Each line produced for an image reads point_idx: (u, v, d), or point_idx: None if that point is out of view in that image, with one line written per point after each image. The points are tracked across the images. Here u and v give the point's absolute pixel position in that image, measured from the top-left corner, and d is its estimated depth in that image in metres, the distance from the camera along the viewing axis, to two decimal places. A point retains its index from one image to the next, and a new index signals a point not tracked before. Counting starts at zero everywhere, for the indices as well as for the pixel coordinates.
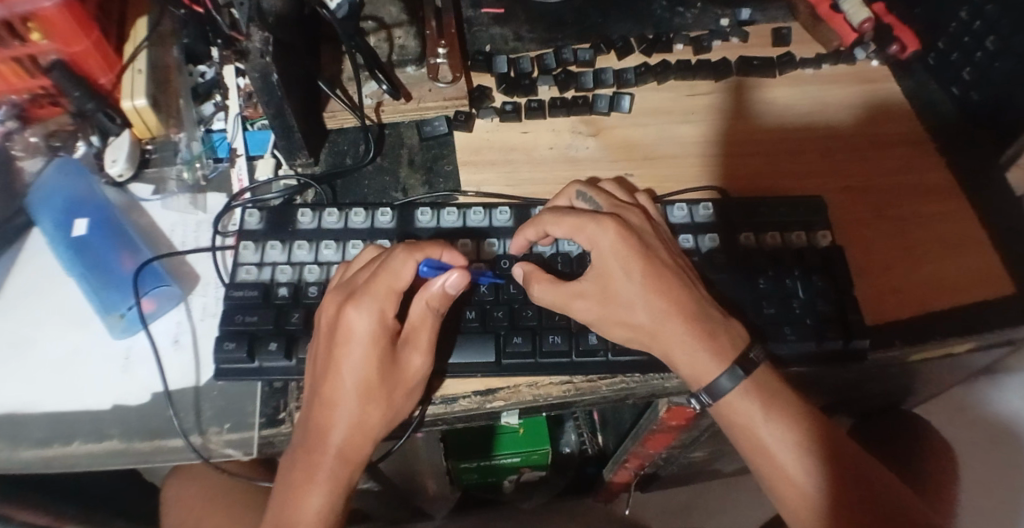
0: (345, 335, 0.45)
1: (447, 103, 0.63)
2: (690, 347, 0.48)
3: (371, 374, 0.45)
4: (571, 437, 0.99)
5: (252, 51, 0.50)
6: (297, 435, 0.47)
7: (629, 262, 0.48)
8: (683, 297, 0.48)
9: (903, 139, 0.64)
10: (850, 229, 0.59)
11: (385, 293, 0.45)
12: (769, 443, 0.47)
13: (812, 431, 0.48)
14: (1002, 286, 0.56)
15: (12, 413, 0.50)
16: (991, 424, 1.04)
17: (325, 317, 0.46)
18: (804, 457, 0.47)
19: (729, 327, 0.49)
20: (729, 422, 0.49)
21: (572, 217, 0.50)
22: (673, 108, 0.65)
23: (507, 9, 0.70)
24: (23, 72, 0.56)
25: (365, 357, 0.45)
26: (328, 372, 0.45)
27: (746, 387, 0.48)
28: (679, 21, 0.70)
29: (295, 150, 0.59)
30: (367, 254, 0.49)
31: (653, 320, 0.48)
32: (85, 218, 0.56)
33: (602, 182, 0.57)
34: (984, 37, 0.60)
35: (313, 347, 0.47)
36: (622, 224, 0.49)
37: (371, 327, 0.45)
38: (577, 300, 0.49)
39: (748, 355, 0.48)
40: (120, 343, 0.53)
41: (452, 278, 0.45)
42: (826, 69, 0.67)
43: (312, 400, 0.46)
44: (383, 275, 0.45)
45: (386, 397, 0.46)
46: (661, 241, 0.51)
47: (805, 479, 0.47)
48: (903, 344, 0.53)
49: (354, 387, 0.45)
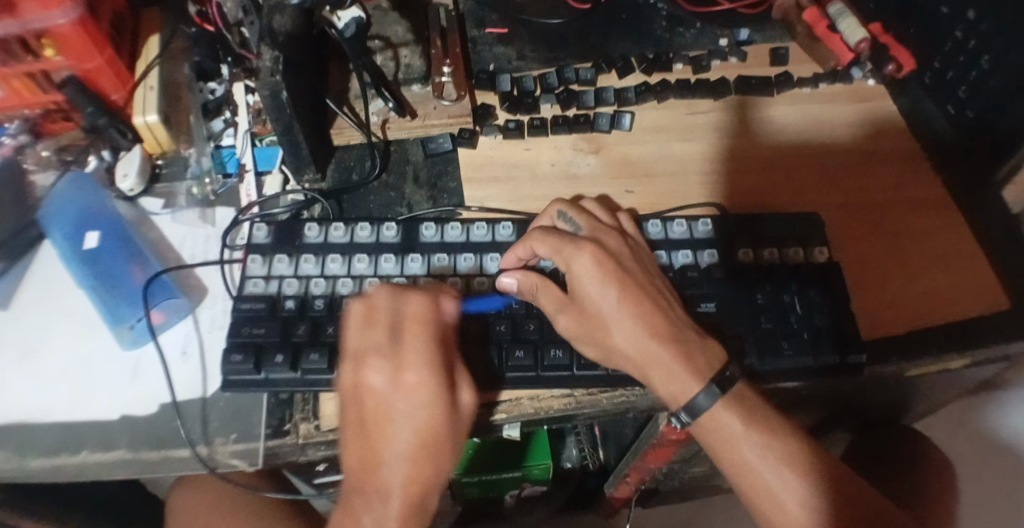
0: (400, 396, 0.45)
1: (451, 121, 0.64)
2: (668, 368, 0.48)
3: (435, 423, 0.45)
4: (572, 452, 0.96)
5: (263, 69, 0.52)
6: (350, 505, 0.45)
7: (606, 284, 0.50)
8: (660, 316, 0.49)
9: (896, 156, 0.65)
10: (847, 245, 0.59)
11: (429, 346, 0.46)
12: (751, 456, 0.48)
13: (792, 444, 0.48)
14: (999, 301, 0.57)
15: (23, 422, 0.51)
16: (992, 440, 1.04)
17: (369, 379, 0.46)
18: (787, 472, 0.47)
19: (704, 346, 0.50)
20: (710, 440, 0.49)
21: (553, 238, 0.52)
22: (673, 126, 0.66)
23: (510, 29, 0.72)
24: (35, 88, 0.58)
25: (425, 410, 0.45)
26: (384, 433, 0.45)
27: (731, 406, 0.48)
28: (679, 42, 0.71)
29: (303, 166, 0.60)
30: (357, 309, 0.48)
31: (638, 336, 0.49)
32: (97, 231, 0.57)
33: (584, 200, 0.58)
34: (978, 56, 0.61)
35: (352, 415, 0.46)
36: (599, 248, 0.51)
37: (429, 383, 0.45)
38: (564, 313, 0.50)
39: (724, 373, 0.49)
40: (129, 355, 0.54)
41: (447, 308, 0.48)
42: (823, 87, 0.69)
43: (370, 464, 0.45)
44: (419, 327, 0.47)
45: (449, 448, 0.45)
46: (638, 263, 0.52)
47: (789, 496, 0.47)
48: (900, 359, 0.54)
49: (416, 445, 0.45)
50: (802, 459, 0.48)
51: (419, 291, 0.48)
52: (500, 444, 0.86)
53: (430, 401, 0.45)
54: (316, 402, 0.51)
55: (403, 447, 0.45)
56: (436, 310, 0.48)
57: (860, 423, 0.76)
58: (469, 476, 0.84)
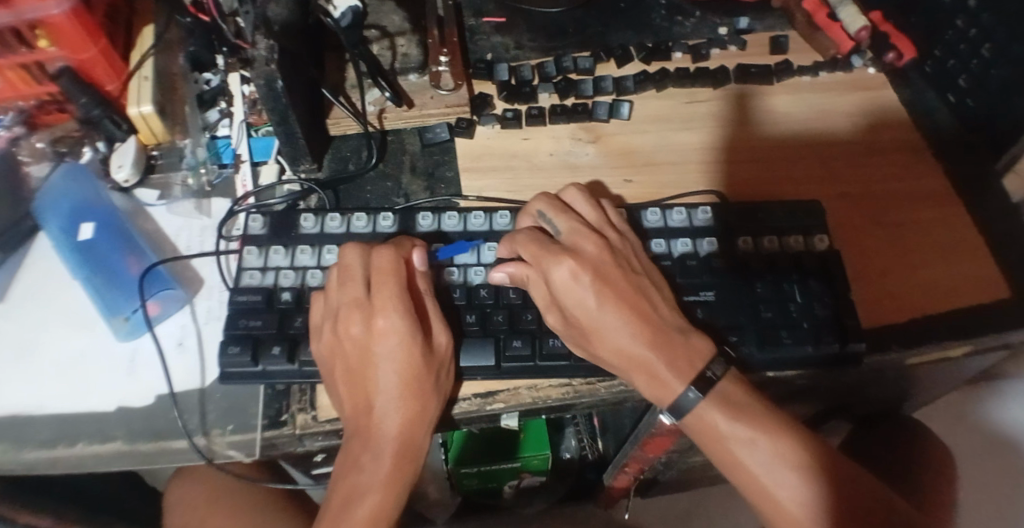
0: (380, 343, 0.48)
1: (449, 111, 0.63)
2: (655, 371, 0.47)
3: (415, 363, 0.47)
4: (571, 443, 0.97)
5: (258, 58, 0.51)
6: (352, 448, 0.48)
7: (584, 295, 0.48)
8: (644, 325, 0.48)
9: (899, 147, 0.64)
10: (848, 236, 0.59)
11: (401, 295, 0.49)
12: (740, 449, 0.46)
13: (785, 436, 0.47)
14: (1000, 291, 0.56)
15: (19, 414, 0.51)
16: (992, 431, 1.04)
17: (349, 330, 0.48)
18: (778, 465, 0.46)
19: (688, 344, 0.48)
20: (699, 436, 0.48)
21: (535, 246, 0.50)
22: (672, 116, 0.65)
23: (508, 18, 0.71)
24: (30, 79, 0.57)
25: (402, 352, 0.47)
26: (371, 377, 0.48)
27: (720, 406, 0.47)
28: (679, 31, 0.71)
29: (299, 156, 0.60)
30: (335, 275, 0.50)
31: (626, 346, 0.47)
32: (91, 222, 0.56)
33: (564, 191, 0.56)
34: (980, 45, 0.61)
35: (339, 367, 0.48)
36: (577, 259, 0.49)
37: (404, 327, 0.48)
38: (552, 311, 0.50)
39: (705, 375, 0.47)
40: (125, 346, 0.54)
41: (414, 258, 0.51)
42: (824, 76, 0.68)
43: (363, 410, 0.48)
44: (388, 278, 0.49)
45: (432, 387, 0.48)
46: (620, 270, 0.50)
47: (780, 489, 0.45)
48: (899, 348, 0.53)
49: (401, 384, 0.47)
50: (795, 452, 0.46)
51: (386, 245, 0.51)
52: (500, 438, 0.87)
53: (405, 342, 0.47)
54: (314, 393, 0.51)
55: (390, 387, 0.48)
56: (402, 261, 0.50)
57: (861, 414, 0.76)
58: (468, 466, 0.84)
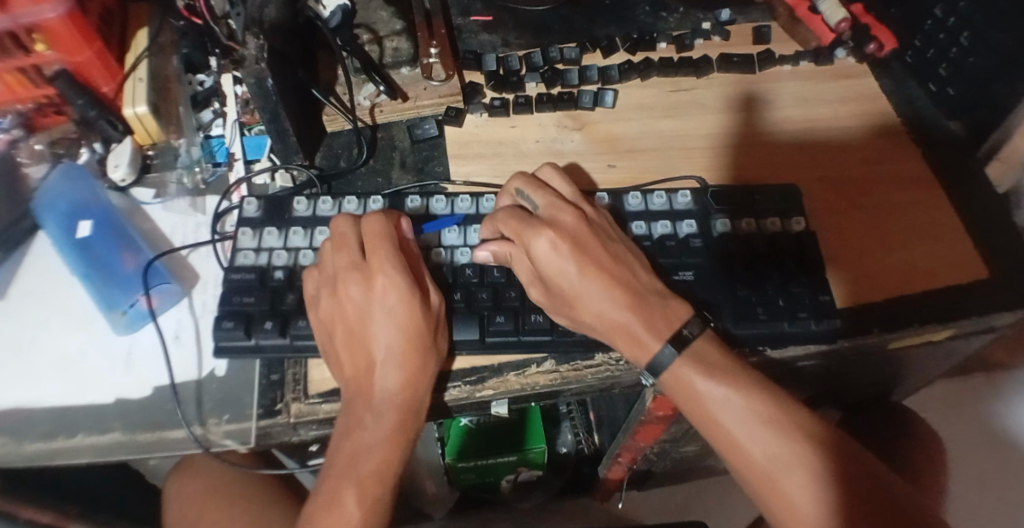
0: (379, 302, 0.50)
1: (442, 100, 0.65)
2: (636, 333, 0.49)
3: (412, 321, 0.49)
4: (567, 437, 0.98)
5: (248, 57, 0.52)
6: (353, 409, 0.49)
7: (565, 265, 0.50)
8: (622, 288, 0.50)
9: (875, 122, 0.66)
10: (826, 214, 0.60)
11: (395, 256, 0.50)
12: (714, 406, 0.47)
13: (758, 393, 0.47)
14: (977, 272, 0.57)
15: (19, 408, 0.52)
16: (984, 420, 1.05)
17: (348, 292, 0.49)
18: (750, 419, 0.47)
19: (666, 308, 0.50)
20: (675, 395, 0.49)
21: (515, 219, 0.52)
22: (655, 104, 0.67)
23: (495, 16, 0.72)
24: (28, 82, 0.58)
25: (402, 310, 0.49)
26: (370, 338, 0.49)
27: (694, 364, 0.48)
28: (663, 25, 0.72)
29: (291, 155, 0.62)
30: (328, 247, 0.52)
31: (605, 310, 0.49)
32: (89, 220, 0.58)
33: (541, 169, 0.57)
34: (959, 33, 0.62)
35: (339, 330, 0.50)
36: (557, 230, 0.51)
37: (401, 286, 0.49)
38: (535, 284, 0.52)
39: (682, 332, 0.49)
40: (124, 339, 0.55)
41: (403, 226, 0.53)
42: (805, 65, 0.70)
43: (364, 371, 0.49)
44: (381, 240, 0.51)
45: (431, 344, 0.49)
46: (598, 238, 0.52)
47: (752, 443, 0.46)
48: (881, 331, 0.54)
49: (401, 341, 0.49)
50: (768, 408, 0.47)
51: (376, 211, 0.53)
52: (498, 431, 0.87)
53: (405, 300, 0.49)
54: (307, 382, 0.52)
55: (390, 344, 0.49)
56: (393, 227, 0.52)
57: (850, 401, 0.77)
58: (466, 461, 0.85)
